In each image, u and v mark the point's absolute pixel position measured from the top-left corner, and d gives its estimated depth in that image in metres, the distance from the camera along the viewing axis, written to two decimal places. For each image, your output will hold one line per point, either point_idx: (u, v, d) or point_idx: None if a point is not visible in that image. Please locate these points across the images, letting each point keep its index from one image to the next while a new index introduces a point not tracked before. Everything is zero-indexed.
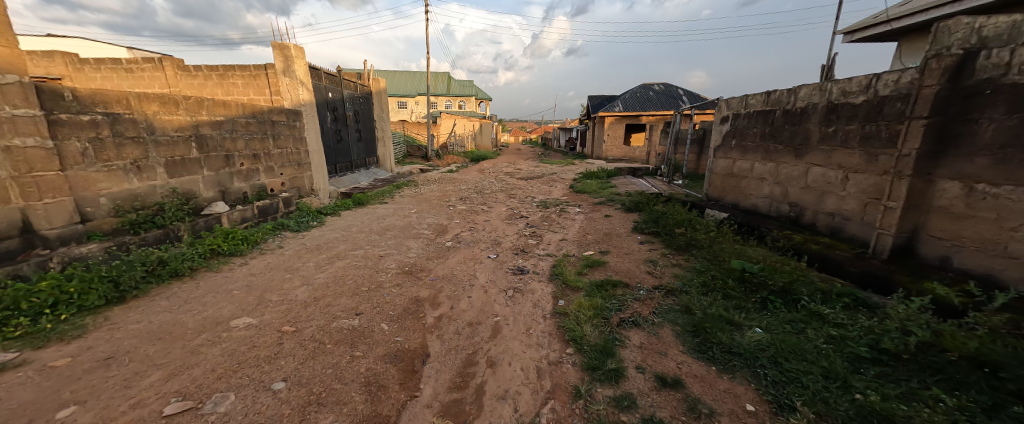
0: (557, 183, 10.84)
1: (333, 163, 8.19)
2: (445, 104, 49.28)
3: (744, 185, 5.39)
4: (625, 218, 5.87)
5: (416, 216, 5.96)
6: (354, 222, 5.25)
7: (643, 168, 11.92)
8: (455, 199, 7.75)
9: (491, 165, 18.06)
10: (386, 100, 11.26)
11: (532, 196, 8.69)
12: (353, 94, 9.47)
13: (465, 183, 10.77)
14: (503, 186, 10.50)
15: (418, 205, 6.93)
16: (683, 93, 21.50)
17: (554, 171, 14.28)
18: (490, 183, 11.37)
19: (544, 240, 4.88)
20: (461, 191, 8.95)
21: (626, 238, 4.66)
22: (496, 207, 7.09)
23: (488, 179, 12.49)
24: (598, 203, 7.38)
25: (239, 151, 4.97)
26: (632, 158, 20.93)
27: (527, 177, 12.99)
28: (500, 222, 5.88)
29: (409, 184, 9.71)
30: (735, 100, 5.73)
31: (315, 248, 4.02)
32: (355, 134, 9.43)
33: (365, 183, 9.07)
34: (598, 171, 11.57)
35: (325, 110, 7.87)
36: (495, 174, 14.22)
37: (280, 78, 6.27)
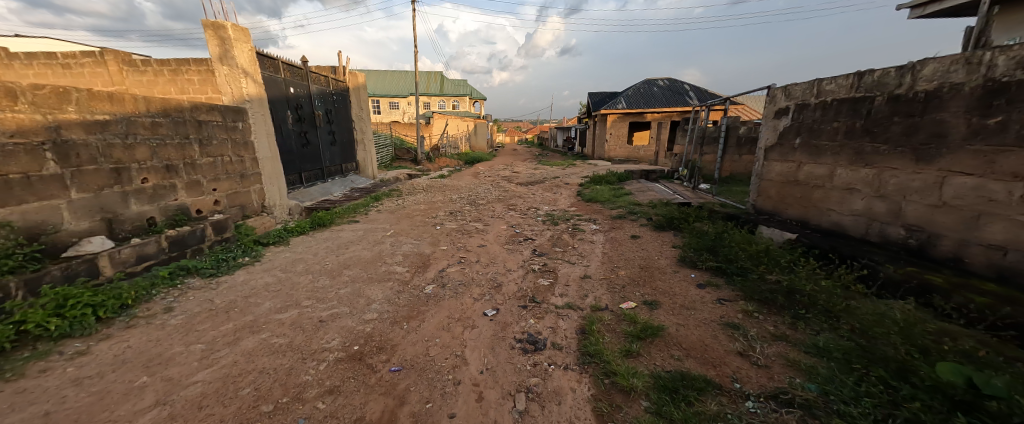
0: (562, 190, 9.56)
1: (297, 172, 6.84)
2: (438, 104, 47.89)
3: (817, 197, 4.14)
4: (659, 240, 4.60)
5: (393, 241, 4.68)
6: (304, 255, 3.93)
7: (656, 171, 10.66)
8: (445, 213, 6.46)
9: (488, 168, 16.77)
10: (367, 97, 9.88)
11: (536, 208, 7.40)
12: (323, 90, 8.10)
13: (457, 191, 9.47)
14: (501, 194, 9.21)
15: (398, 223, 5.63)
16: (689, 88, 20.27)
17: (556, 175, 13.00)
18: (487, 190, 10.07)
19: (560, 279, 3.59)
20: (452, 202, 7.66)
21: (674, 276, 3.37)
22: (494, 224, 5.79)
23: (484, 185, 11.18)
24: (617, 217, 6.07)
25: (138, 162, 3.61)
26: (637, 158, 19.70)
27: (527, 182, 11.69)
28: (499, 247, 4.61)
29: (392, 194, 8.38)
30: (800, 86, 4.47)
31: (227, 307, 2.71)
32: (327, 137, 8.07)
33: (339, 194, 7.72)
34: (607, 175, 10.28)
35: (285, 108, 6.51)
36: (491, 179, 12.93)
37: (215, 66, 4.89)
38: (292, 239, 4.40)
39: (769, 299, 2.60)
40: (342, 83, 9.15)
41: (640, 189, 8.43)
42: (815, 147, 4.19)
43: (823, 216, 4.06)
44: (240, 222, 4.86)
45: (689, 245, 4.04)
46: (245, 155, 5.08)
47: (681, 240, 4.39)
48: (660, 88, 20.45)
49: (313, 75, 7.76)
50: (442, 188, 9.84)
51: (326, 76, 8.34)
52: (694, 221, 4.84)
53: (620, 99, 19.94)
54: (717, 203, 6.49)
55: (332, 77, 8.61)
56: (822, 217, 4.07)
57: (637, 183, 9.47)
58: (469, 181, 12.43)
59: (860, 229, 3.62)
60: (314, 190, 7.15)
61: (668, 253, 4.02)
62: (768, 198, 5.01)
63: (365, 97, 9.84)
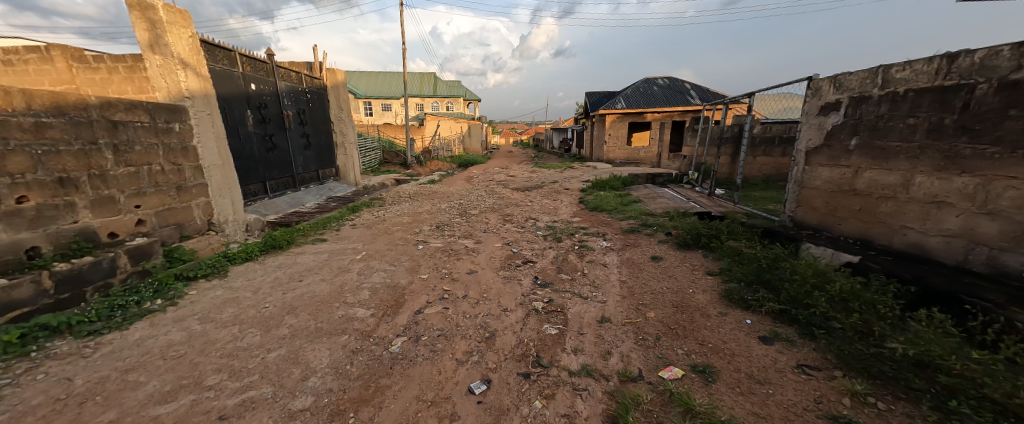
0: (563, 197, 8.73)
1: (260, 181, 5.94)
2: (432, 106, 46.98)
3: (886, 211, 3.36)
4: (687, 264, 3.78)
5: (363, 267, 3.82)
6: (242, 293, 3.05)
7: (663, 174, 9.86)
8: (430, 227, 5.60)
9: (482, 172, 15.95)
10: (346, 96, 8.99)
11: (534, 220, 6.54)
12: (294, 87, 7.19)
13: (447, 198, 8.60)
14: (495, 201, 8.38)
15: (373, 241, 4.76)
16: (690, 87, 19.60)
17: (554, 179, 12.18)
18: (480, 196, 9.23)
19: (573, 323, 2.76)
20: (439, 213, 6.80)
21: (723, 322, 2.56)
22: (486, 242, 4.93)
23: (477, 191, 10.33)
24: (630, 232, 5.22)
25: (11, 176, 2.75)
26: (637, 159, 18.98)
27: (523, 187, 10.85)
28: (492, 275, 3.76)
29: (373, 203, 7.48)
30: (855, 76, 3.70)
31: (89, 393, 1.83)
32: (298, 140, 7.17)
33: (311, 204, 6.81)
34: (610, 180, 9.45)
35: (243, 107, 5.61)
36: (486, 184, 12.10)
37: (146, 56, 3.99)
38: (233, 268, 3.51)
39: (883, 373, 1.79)
40: (317, 80, 8.23)
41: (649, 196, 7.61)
42: (882, 148, 3.42)
43: (896, 235, 3.27)
44: (175, 245, 3.97)
45: (730, 274, 3.23)
46: (184, 163, 4.21)
47: (717, 265, 3.57)
48: (660, 87, 19.76)
49: (280, 70, 6.85)
50: (430, 195, 8.97)
51: (298, 72, 7.42)
52: (727, 238, 4.03)
53: (619, 99, 19.19)
54: (741, 213, 5.69)
55: (304, 73, 7.69)
56: (895, 236, 3.29)
57: (644, 188, 8.64)
58: (460, 186, 11.59)
59: (957, 254, 2.83)
60: (280, 201, 6.23)
61: (704, 284, 3.20)
62: (813, 209, 4.22)
63: (345, 96, 8.93)
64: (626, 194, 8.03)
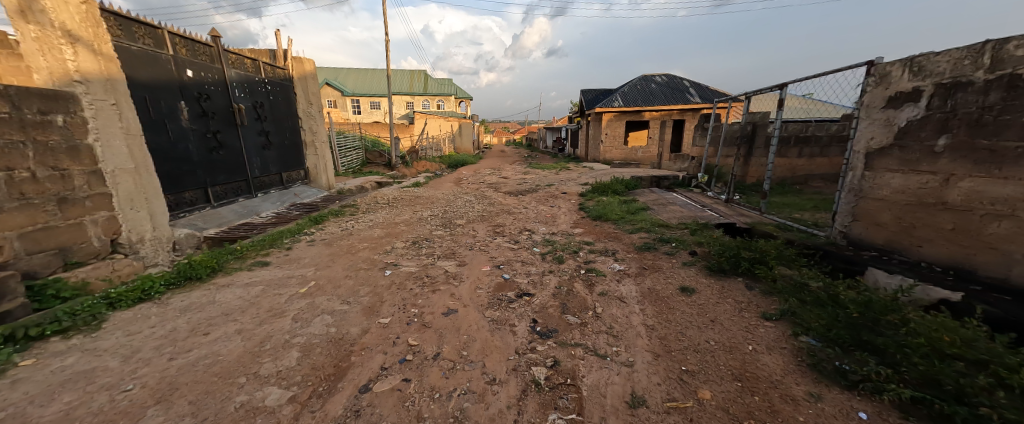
0: (560, 203, 7.85)
1: (200, 187, 4.93)
2: (422, 104, 45.80)
3: (999, 233, 2.59)
4: (730, 299, 2.92)
5: (307, 306, 2.89)
6: (105, 360, 2.08)
7: (668, 177, 9.05)
8: (406, 243, 4.67)
9: (472, 174, 15.02)
10: (317, 89, 7.97)
11: (529, 231, 5.64)
12: (249, 77, 6.16)
13: (431, 204, 7.67)
14: (485, 208, 7.47)
15: (332, 264, 3.82)
16: (689, 85, 18.91)
17: (549, 181, 11.30)
18: (468, 202, 8.31)
19: (592, 407, 1.87)
20: (420, 223, 5.88)
21: (821, 412, 1.69)
22: (472, 263, 4.03)
23: (465, 195, 9.40)
24: (645, 250, 4.35)
25: None
26: (634, 160, 18.27)
27: (516, 191, 9.96)
28: (477, 316, 2.85)
29: (344, 211, 6.49)
30: (944, 57, 2.91)
31: None
32: (255, 139, 6.15)
33: (268, 213, 5.79)
34: (612, 183, 8.58)
35: (176, 98, 4.60)
36: (476, 187, 11.18)
37: (13, 24, 2.95)
38: (116, 315, 2.53)
39: None
40: (282, 70, 7.20)
41: (658, 202, 6.76)
42: (991, 150, 2.65)
43: (1019, 265, 2.50)
44: (49, 279, 2.99)
45: (802, 322, 2.37)
46: (71, 168, 3.21)
47: (774, 306, 2.70)
48: (658, 84, 19.03)
49: (231, 56, 5.82)
50: (413, 200, 8.03)
51: (256, 60, 6.39)
52: (776, 264, 3.17)
53: (616, 97, 18.40)
54: (772, 226, 4.87)
55: (264, 61, 6.65)
56: (1014, 267, 2.53)
57: (650, 193, 7.78)
58: (448, 189, 10.64)
59: None
60: (226, 211, 5.21)
61: (767, 337, 2.33)
62: (879, 225, 3.42)
63: (315, 89, 7.90)
64: (632, 200, 7.16)
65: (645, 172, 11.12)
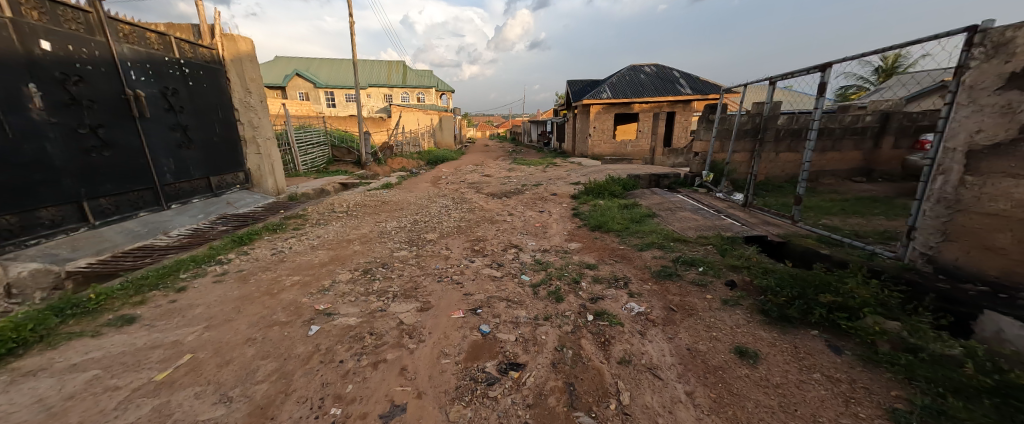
0: (550, 208, 6.87)
1: (69, 201, 3.67)
2: (402, 97, 43.90)
3: None
4: (821, 375, 1.94)
5: (152, 414, 1.74)
6: None
7: (668, 175, 8.15)
8: (354, 272, 3.54)
9: (453, 171, 13.87)
10: (257, 73, 6.63)
11: (515, 249, 4.60)
12: (154, 56, 4.81)
13: (400, 212, 6.52)
14: (463, 215, 6.39)
15: (235, 316, 2.67)
16: (678, 75, 18.14)
17: (536, 180, 10.31)
18: (444, 207, 7.20)
19: None
20: (381, 239, 4.75)
21: None
22: (439, 305, 2.95)
23: (441, 198, 8.28)
24: (666, 278, 3.36)
25: None
26: (623, 154, 17.52)
27: (501, 192, 8.93)
28: (435, 421, 1.78)
29: (287, 224, 5.25)
30: None
31: None
32: (165, 135, 4.84)
33: (180, 231, 4.51)
34: (608, 183, 7.61)
35: (19, 80, 3.30)
36: (455, 187, 10.07)
37: None
38: None
39: None
40: (206, 49, 5.85)
41: (665, 207, 5.83)
42: None
43: None
44: None
45: None
46: None
47: (899, 396, 1.73)
48: (647, 75, 18.20)
49: (124, 27, 4.46)
50: (378, 206, 6.83)
51: (165, 35, 5.04)
52: (870, 313, 2.21)
53: (604, 88, 17.44)
54: (814, 240, 3.95)
55: (177, 37, 5.28)
56: None
57: (653, 194, 6.84)
58: (423, 190, 9.47)
59: None
60: (111, 233, 3.92)
61: None
62: (995, 250, 2.51)
63: (253, 74, 6.54)
64: (633, 204, 6.20)
65: (639, 169, 10.24)
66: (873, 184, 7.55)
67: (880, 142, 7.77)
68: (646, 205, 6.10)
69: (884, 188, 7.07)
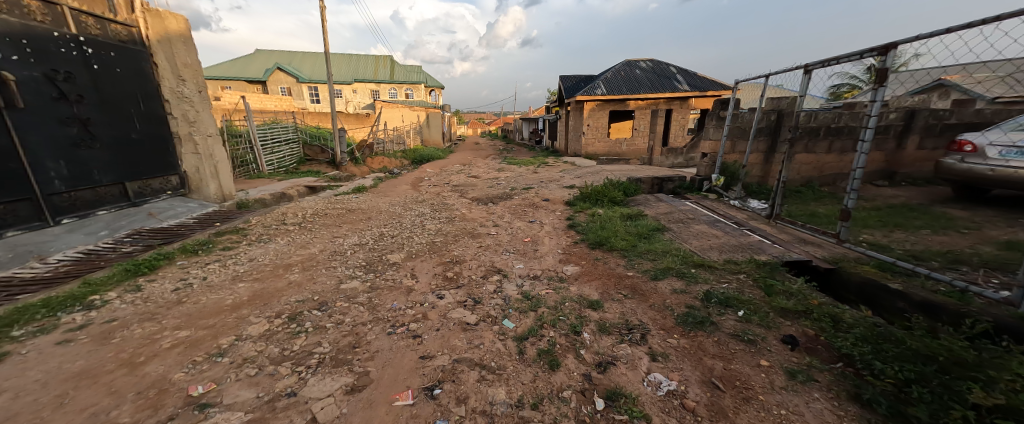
0: (540, 218, 6.00)
1: None
2: (389, 93, 42.68)
3: None
4: None
5: None
6: None
7: (672, 178, 7.33)
8: (273, 319, 2.60)
9: (438, 172, 12.94)
10: (194, 57, 5.61)
11: (498, 276, 3.70)
12: (35, 30, 3.77)
13: (366, 222, 5.57)
14: (440, 227, 5.48)
15: (49, 414, 1.71)
16: (675, 71, 17.39)
17: (526, 182, 9.44)
18: (421, 215, 6.27)
19: None
20: (330, 262, 3.80)
21: None
22: (380, 381, 2.04)
23: (419, 204, 7.34)
24: (697, 328, 2.49)
25: None
26: (618, 154, 16.82)
27: (487, 196, 8.06)
28: None
29: (217, 241, 4.25)
30: None
31: None
32: (51, 130, 3.83)
33: (66, 255, 3.50)
34: (606, 188, 6.78)
35: None
36: (438, 190, 9.16)
37: None
38: None
39: None
40: (122, 27, 4.81)
41: (675, 218, 4.99)
42: None
43: None
44: None
45: None
46: None
47: None
48: (643, 71, 17.42)
49: None
50: (341, 215, 5.86)
51: (56, 5, 4.02)
52: None
53: (599, 83, 16.61)
54: (873, 268, 3.14)
55: (75, 8, 4.23)
56: None
57: (659, 202, 6.01)
58: (400, 194, 8.50)
59: None
60: None
61: None
62: None
63: (188, 58, 5.50)
64: (637, 213, 5.36)
65: (638, 171, 9.43)
66: (897, 189, 6.84)
67: (905, 142, 7.05)
68: (653, 216, 5.27)
69: (912, 194, 6.35)
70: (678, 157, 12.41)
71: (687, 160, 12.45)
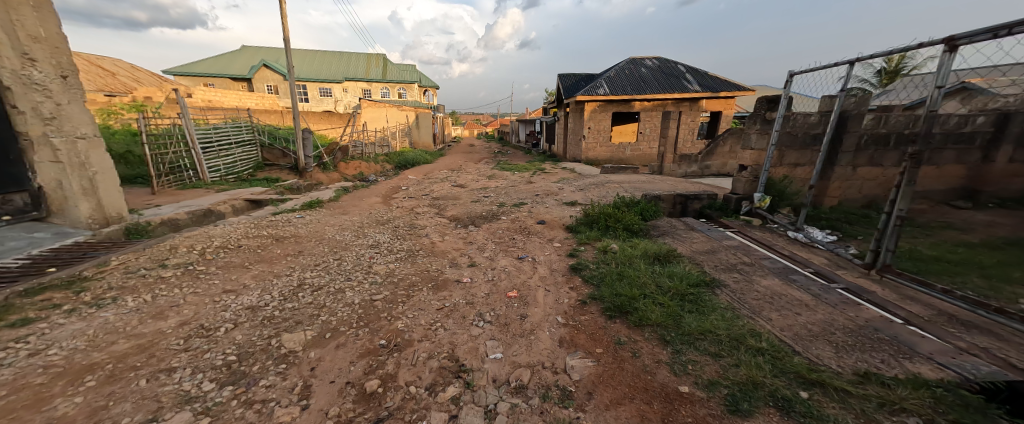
0: (533, 254, 4.49)
1: None
2: (381, 93, 41.14)
3: None
4: None
5: None
6: None
7: (699, 196, 5.86)
8: None
9: (420, 180, 11.41)
10: (55, 30, 4.08)
11: (454, 386, 2.17)
12: None
13: (290, 261, 4.02)
14: (394, 268, 3.95)
15: None
16: (684, 70, 15.95)
17: (519, 195, 7.97)
18: (375, 245, 4.74)
19: None
20: (172, 358, 2.24)
21: None
22: None
23: (381, 225, 5.81)
24: None
25: None
26: (621, 159, 15.42)
27: (470, 214, 6.56)
28: None
29: (17, 307, 2.68)
30: None
31: None
32: None
33: None
34: (619, 211, 5.31)
35: None
36: (413, 205, 7.67)
37: None
38: None
39: None
40: None
41: (724, 264, 3.49)
42: None
43: None
44: None
45: None
46: None
47: None
48: (649, 69, 15.99)
49: None
50: (260, 249, 4.29)
51: None
52: None
53: (601, 82, 15.17)
54: None
55: None
56: None
57: (691, 233, 4.53)
58: (362, 211, 6.92)
59: None
60: None
61: None
62: None
63: (41, 29, 3.96)
64: (667, 251, 3.86)
65: (652, 184, 7.95)
66: (987, 213, 5.36)
67: (994, 154, 5.56)
68: (689, 257, 3.78)
69: (1017, 222, 4.87)
70: (691, 165, 10.95)
71: (702, 169, 11.00)
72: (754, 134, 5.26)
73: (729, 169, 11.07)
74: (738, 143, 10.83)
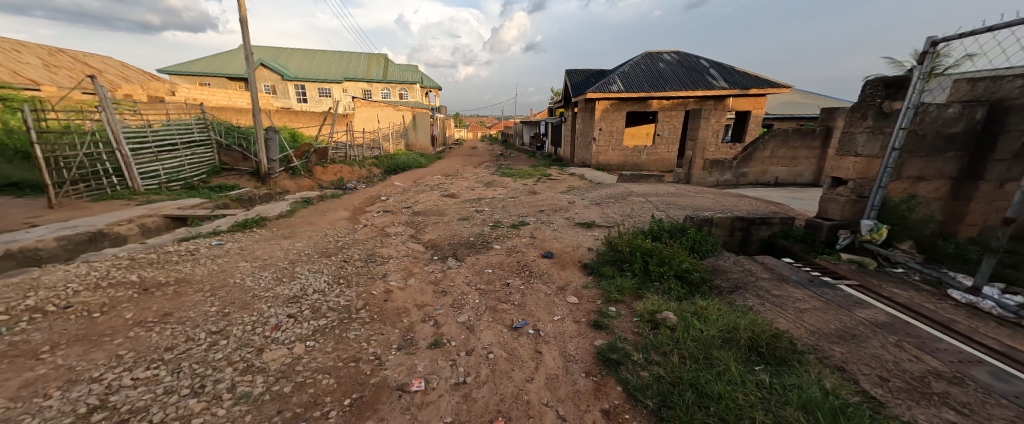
0: (536, 320, 2.86)
1: None
2: (381, 93, 39.89)
3: None
4: None
5: None
6: None
7: (769, 219, 4.20)
8: None
9: (407, 188, 9.86)
10: None
11: None
12: None
13: (132, 338, 2.42)
14: (300, 355, 2.33)
15: None
16: (707, 65, 14.26)
17: (519, 211, 6.39)
18: (296, 298, 3.15)
19: None
20: None
21: None
22: None
23: (327, 257, 4.23)
24: None
25: None
26: (635, 164, 13.81)
27: (452, 239, 4.98)
28: None
29: None
30: None
31: None
32: None
33: None
34: (661, 243, 3.66)
35: None
36: (385, 223, 6.11)
37: None
38: None
39: None
40: None
41: (901, 377, 1.83)
42: None
43: None
44: None
45: None
46: None
47: None
48: (668, 65, 14.33)
49: None
50: (103, 310, 2.70)
51: None
52: None
53: (614, 79, 13.54)
54: None
55: None
56: None
57: (785, 287, 2.88)
58: (314, 234, 5.33)
59: None
60: None
61: None
62: None
63: None
64: (770, 333, 2.21)
65: (687, 198, 6.26)
66: None
67: None
68: (815, 349, 2.11)
69: None
70: (724, 173, 9.26)
71: (737, 177, 9.30)
72: (861, 134, 3.61)
73: (770, 178, 9.35)
74: (781, 147, 9.12)
